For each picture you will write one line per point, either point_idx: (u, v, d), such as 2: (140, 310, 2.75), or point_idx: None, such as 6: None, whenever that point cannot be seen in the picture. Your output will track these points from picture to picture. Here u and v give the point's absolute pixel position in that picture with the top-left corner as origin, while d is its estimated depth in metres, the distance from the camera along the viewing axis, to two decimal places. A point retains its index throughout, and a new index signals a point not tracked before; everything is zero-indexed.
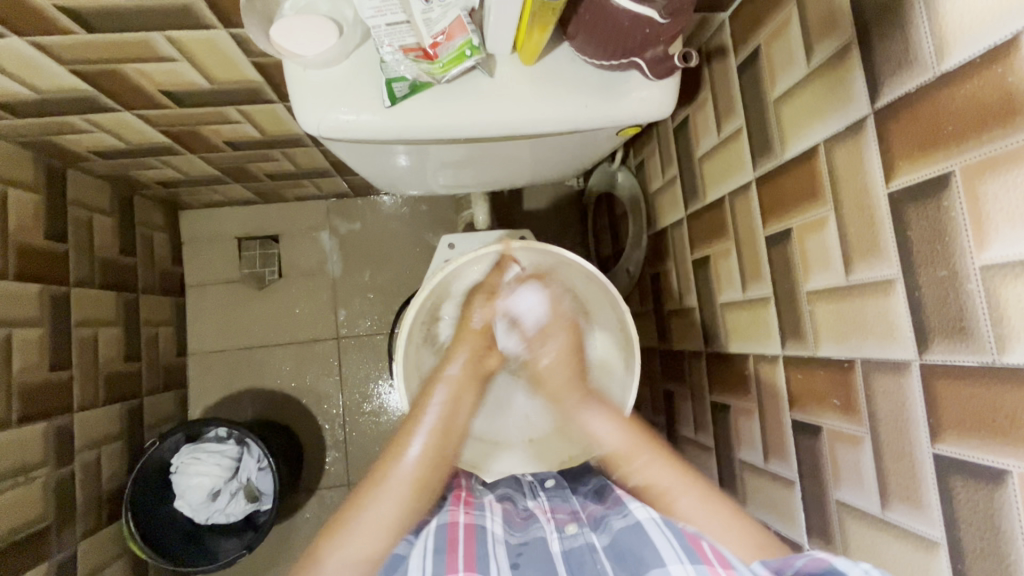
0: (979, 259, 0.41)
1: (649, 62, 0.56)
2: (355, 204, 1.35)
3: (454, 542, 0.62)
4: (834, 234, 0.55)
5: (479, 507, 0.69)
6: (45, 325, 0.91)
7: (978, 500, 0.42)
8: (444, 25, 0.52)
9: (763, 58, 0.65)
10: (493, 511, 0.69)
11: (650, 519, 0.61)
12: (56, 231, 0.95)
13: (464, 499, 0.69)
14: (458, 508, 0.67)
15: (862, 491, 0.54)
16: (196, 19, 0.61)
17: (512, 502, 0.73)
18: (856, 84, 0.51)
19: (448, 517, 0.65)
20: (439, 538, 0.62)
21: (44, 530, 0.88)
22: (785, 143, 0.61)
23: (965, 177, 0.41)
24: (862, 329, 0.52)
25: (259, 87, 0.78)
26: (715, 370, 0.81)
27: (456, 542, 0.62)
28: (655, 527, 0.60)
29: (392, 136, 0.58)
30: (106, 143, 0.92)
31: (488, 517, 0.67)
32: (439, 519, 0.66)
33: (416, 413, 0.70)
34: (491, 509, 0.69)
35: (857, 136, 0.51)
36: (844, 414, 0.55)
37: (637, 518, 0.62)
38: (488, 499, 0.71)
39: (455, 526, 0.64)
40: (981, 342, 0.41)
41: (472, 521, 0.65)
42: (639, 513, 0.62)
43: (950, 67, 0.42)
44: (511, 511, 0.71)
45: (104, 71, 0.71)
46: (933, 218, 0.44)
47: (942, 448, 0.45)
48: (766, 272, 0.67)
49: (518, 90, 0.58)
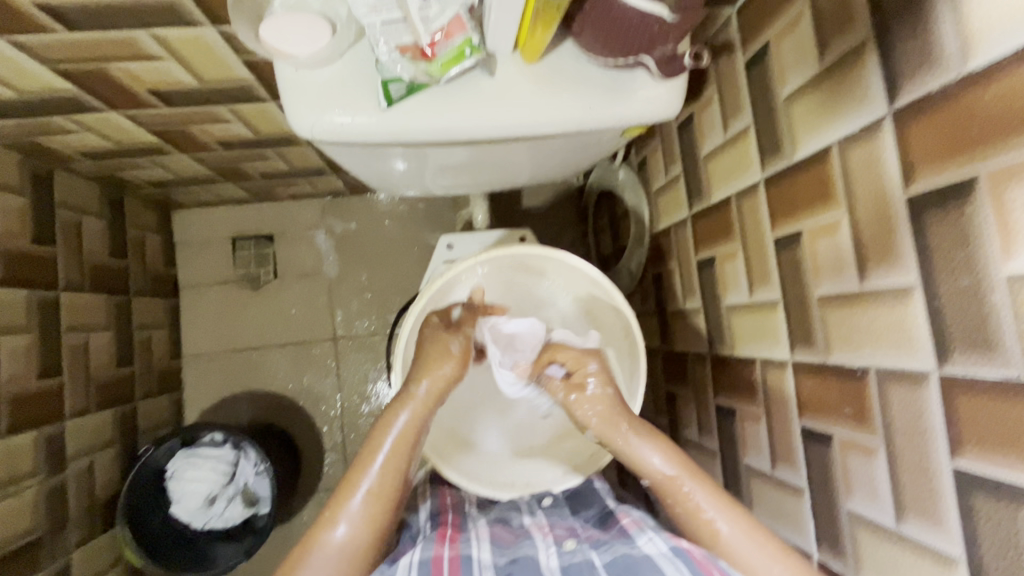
0: (1004, 269, 0.39)
1: (658, 61, 0.54)
2: (351, 203, 1.33)
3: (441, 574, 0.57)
4: (847, 239, 0.53)
5: (465, 539, 0.64)
6: (34, 331, 0.89)
7: (1002, 519, 0.40)
8: (443, 23, 0.48)
9: (772, 55, 0.62)
10: (479, 539, 0.64)
11: (660, 554, 0.56)
12: (43, 234, 0.93)
13: (449, 536, 0.64)
14: (442, 543, 0.62)
15: (876, 503, 0.52)
16: (184, 17, 0.59)
17: (506, 523, 0.70)
18: (873, 83, 0.49)
19: (431, 551, 0.61)
20: (423, 569, 0.57)
21: (36, 540, 0.86)
22: (795, 143, 0.59)
23: (991, 183, 0.39)
24: (876, 337, 0.51)
25: (250, 85, 0.75)
26: (721, 373, 0.79)
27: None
28: (666, 559, 0.55)
29: (389, 139, 0.56)
30: (92, 144, 0.89)
31: (474, 545, 0.63)
32: (421, 552, 0.60)
33: (372, 446, 0.63)
34: (477, 537, 0.65)
35: (872, 139, 0.49)
36: (856, 423, 0.54)
37: (649, 552, 0.57)
38: (475, 530, 0.67)
39: (439, 559, 0.59)
40: (1006, 355, 0.39)
41: (457, 552, 0.61)
42: (647, 547, 0.58)
43: (976, 67, 0.40)
44: (503, 532, 0.67)
45: (88, 70, 0.68)
46: (956, 226, 0.42)
47: (962, 463, 0.43)
48: (774, 276, 0.65)
49: (521, 90, 0.56)
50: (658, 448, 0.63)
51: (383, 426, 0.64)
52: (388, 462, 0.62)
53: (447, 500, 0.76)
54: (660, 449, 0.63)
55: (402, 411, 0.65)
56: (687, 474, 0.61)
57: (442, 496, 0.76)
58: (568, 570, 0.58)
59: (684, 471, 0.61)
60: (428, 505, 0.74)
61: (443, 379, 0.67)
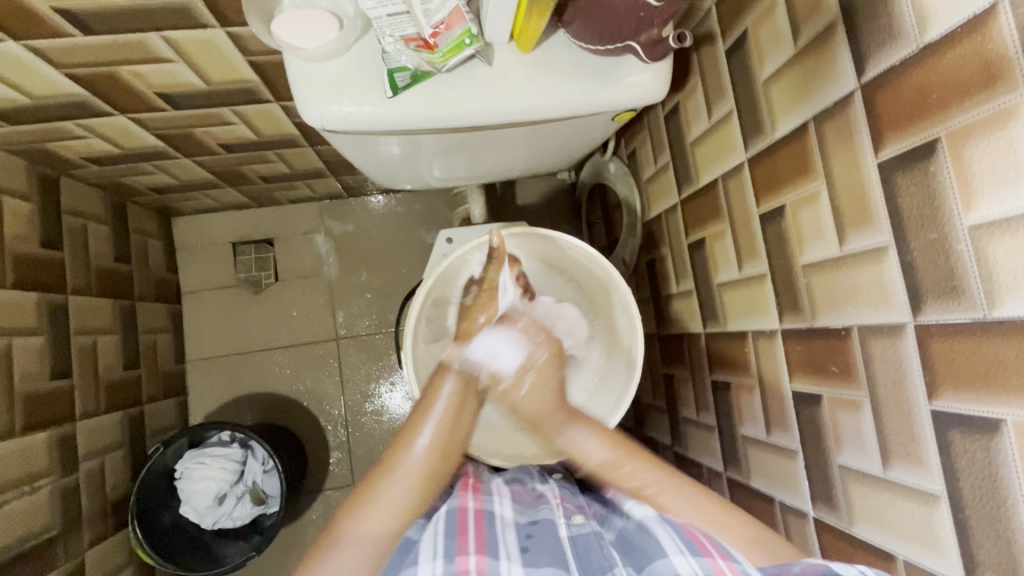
0: (967, 219, 0.43)
1: (645, 45, 0.58)
2: (348, 205, 1.36)
3: (465, 527, 0.58)
4: (827, 208, 0.57)
5: (487, 492, 0.66)
6: (45, 333, 0.91)
7: (977, 452, 0.44)
8: (443, 15, 0.52)
9: (751, 42, 0.66)
10: (501, 495, 0.66)
11: (649, 517, 0.60)
12: (51, 238, 0.95)
13: (472, 487, 0.66)
14: (467, 495, 0.64)
15: (863, 454, 0.56)
16: (195, 19, 0.62)
17: (522, 483, 0.71)
18: (843, 61, 0.53)
19: (457, 502, 0.62)
20: (450, 521, 0.59)
21: (50, 539, 0.87)
22: (775, 122, 0.63)
23: (951, 143, 0.43)
24: (856, 296, 0.54)
25: (254, 86, 0.79)
26: (715, 349, 0.82)
27: (466, 529, 0.58)
28: (657, 523, 0.58)
29: (394, 126, 0.59)
30: (99, 149, 0.92)
31: (496, 500, 0.64)
32: (449, 504, 0.62)
33: (428, 399, 0.68)
34: (498, 492, 0.66)
35: (845, 112, 0.53)
36: (843, 379, 0.57)
37: (640, 518, 0.60)
38: (495, 485, 0.68)
39: (464, 511, 0.60)
40: (972, 298, 0.43)
41: (480, 506, 0.62)
42: (638, 512, 0.61)
43: (933, 38, 0.44)
44: (520, 490, 0.69)
45: (99, 74, 0.71)
46: (923, 184, 0.46)
47: (940, 404, 0.47)
48: (761, 251, 0.69)
49: (517, 77, 0.59)
50: (590, 432, 0.71)
51: (431, 391, 0.69)
52: (443, 416, 0.67)
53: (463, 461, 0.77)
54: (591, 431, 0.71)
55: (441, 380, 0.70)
56: (614, 451, 0.68)
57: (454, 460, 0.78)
58: (576, 541, 0.61)
59: (604, 446, 0.69)
60: None
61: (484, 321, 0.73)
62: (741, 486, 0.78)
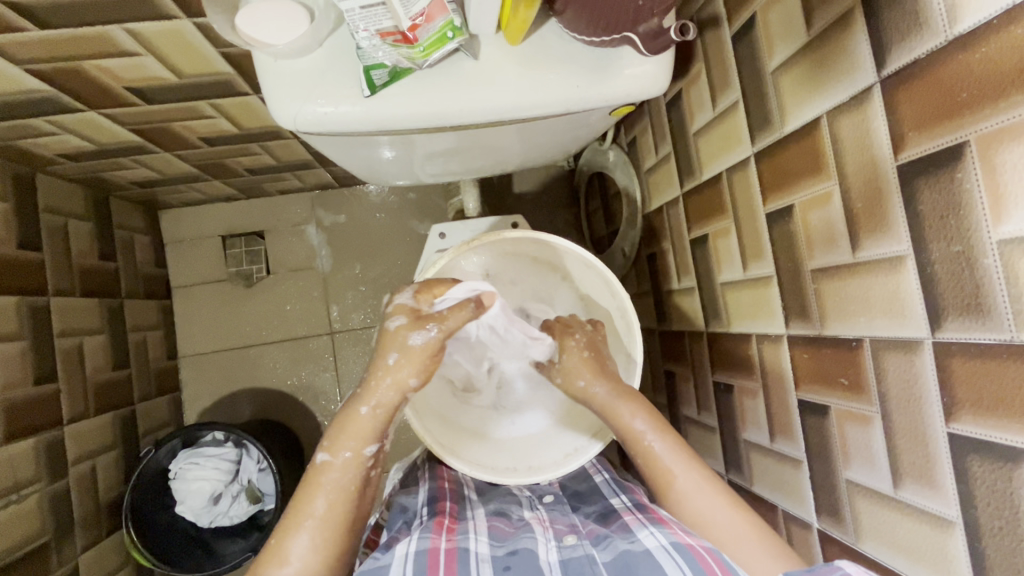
0: (996, 233, 0.39)
1: (643, 36, 0.53)
2: (340, 195, 1.31)
3: (436, 566, 0.57)
4: (839, 210, 0.53)
5: (461, 531, 0.64)
6: (27, 337, 0.88)
7: (997, 481, 0.41)
8: (423, 6, 0.47)
9: (759, 26, 0.61)
10: (477, 532, 0.64)
11: (659, 547, 0.57)
12: (28, 239, 0.91)
13: (446, 526, 0.64)
14: (439, 535, 0.62)
15: (873, 470, 0.53)
16: (159, 10, 0.58)
17: (506, 516, 0.70)
18: (861, 51, 0.48)
19: (428, 543, 0.60)
20: (421, 562, 0.57)
21: (42, 546, 0.86)
22: (784, 115, 0.59)
23: (983, 147, 0.39)
24: (869, 306, 0.51)
25: (230, 78, 0.74)
26: (718, 352, 0.79)
27: (438, 567, 0.57)
28: (665, 555, 0.55)
29: (374, 127, 0.56)
30: (74, 146, 0.87)
31: (471, 538, 0.63)
32: (417, 543, 0.60)
33: (311, 480, 0.62)
34: (475, 529, 0.65)
35: (862, 108, 0.49)
36: (852, 393, 0.54)
37: (649, 546, 0.58)
38: (472, 522, 0.67)
39: (435, 551, 0.59)
40: (999, 319, 0.40)
41: (454, 545, 0.61)
42: (647, 541, 0.58)
43: (963, 30, 0.40)
44: (502, 524, 0.68)
45: (63, 70, 0.66)
46: (946, 192, 0.42)
47: (958, 428, 0.44)
48: (767, 251, 0.65)
49: (506, 73, 0.55)
50: (638, 412, 0.67)
51: (314, 477, 0.62)
52: (338, 487, 0.61)
53: (445, 484, 0.76)
54: (639, 414, 0.67)
55: (346, 429, 0.63)
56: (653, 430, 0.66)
57: (440, 479, 0.77)
58: (567, 566, 0.60)
59: (650, 426, 0.66)
60: (427, 488, 0.74)
61: (404, 323, 0.64)
62: (742, 490, 0.76)
